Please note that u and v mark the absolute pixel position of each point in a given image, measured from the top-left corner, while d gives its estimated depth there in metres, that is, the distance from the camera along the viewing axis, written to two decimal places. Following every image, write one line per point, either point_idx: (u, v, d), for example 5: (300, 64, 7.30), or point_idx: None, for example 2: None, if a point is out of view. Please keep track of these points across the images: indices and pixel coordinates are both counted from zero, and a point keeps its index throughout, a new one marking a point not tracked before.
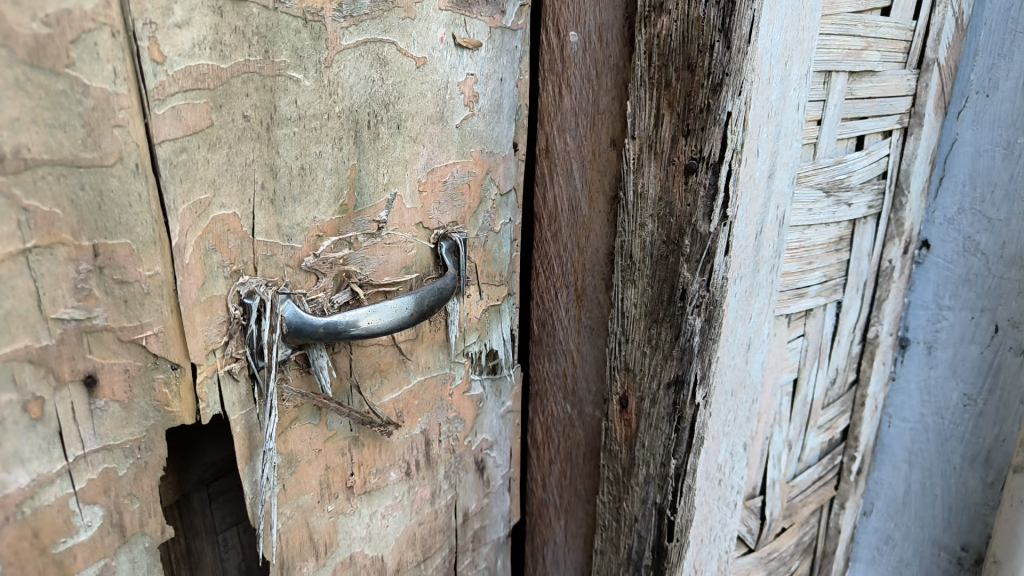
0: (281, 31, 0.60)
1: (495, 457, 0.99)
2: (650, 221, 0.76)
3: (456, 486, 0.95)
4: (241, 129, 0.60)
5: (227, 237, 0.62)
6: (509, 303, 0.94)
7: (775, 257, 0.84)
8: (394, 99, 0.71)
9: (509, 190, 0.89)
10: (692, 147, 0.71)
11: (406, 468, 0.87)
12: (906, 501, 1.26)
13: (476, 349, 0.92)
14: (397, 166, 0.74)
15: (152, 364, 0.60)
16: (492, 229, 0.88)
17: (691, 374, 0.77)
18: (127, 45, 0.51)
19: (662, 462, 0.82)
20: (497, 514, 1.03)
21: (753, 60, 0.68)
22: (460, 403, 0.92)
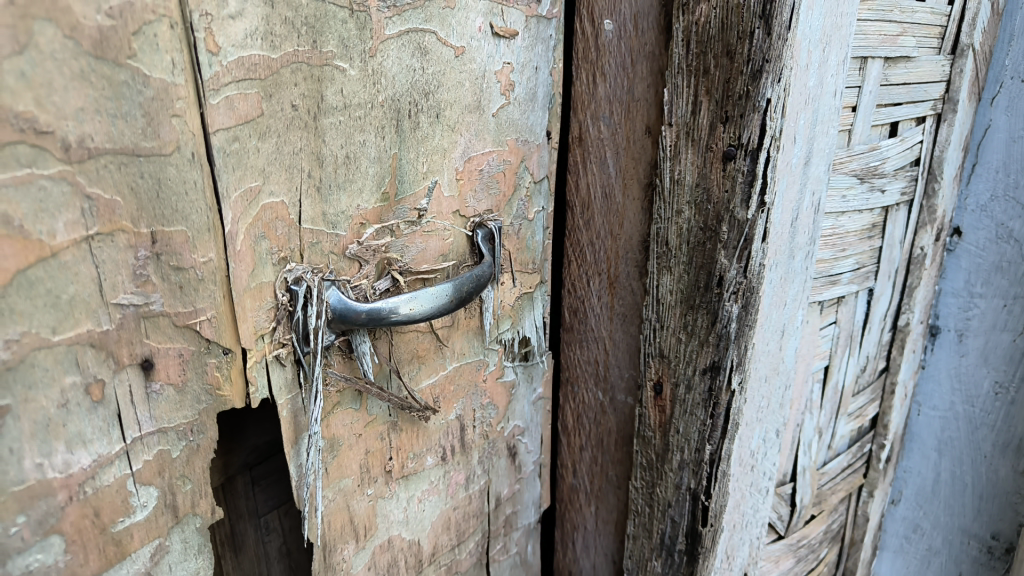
0: (328, 22, 0.61)
1: (527, 444, 1.01)
2: (687, 208, 0.77)
3: (490, 472, 0.96)
4: (290, 118, 0.61)
5: (275, 224, 0.63)
6: (542, 291, 0.95)
7: (810, 244, 0.84)
8: (434, 88, 0.72)
9: (542, 178, 0.89)
10: (730, 134, 0.71)
11: (442, 453, 0.88)
12: (935, 490, 1.26)
13: (509, 336, 0.93)
14: (436, 154, 0.75)
15: (205, 348, 0.61)
16: (526, 217, 0.89)
17: (727, 360, 0.78)
18: (185, 36, 0.53)
19: (696, 448, 0.83)
20: (529, 499, 1.04)
21: (792, 46, 0.68)
22: (494, 389, 0.93)
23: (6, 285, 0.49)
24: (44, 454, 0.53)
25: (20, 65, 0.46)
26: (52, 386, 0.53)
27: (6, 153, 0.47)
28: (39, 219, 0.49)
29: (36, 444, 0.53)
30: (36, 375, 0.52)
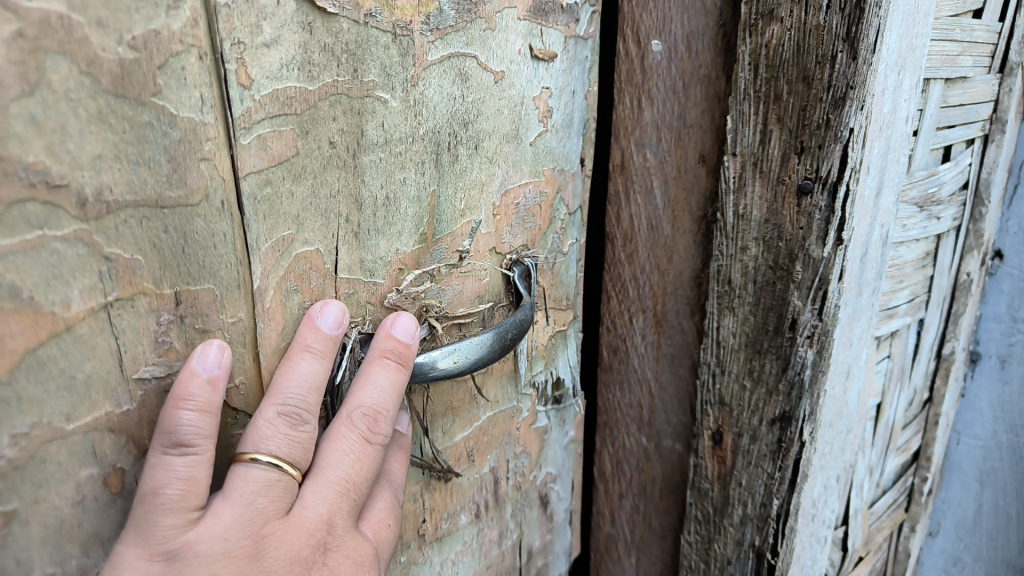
0: (370, 48, 0.54)
1: (559, 491, 0.92)
2: (754, 244, 0.70)
3: (524, 524, 0.87)
4: (327, 156, 0.53)
5: (309, 276, 0.54)
6: (574, 328, 0.87)
7: (877, 278, 0.77)
8: (474, 117, 0.63)
9: (577, 209, 0.81)
10: (806, 166, 0.65)
11: (474, 509, 0.79)
12: (977, 522, 1.21)
13: (543, 377, 0.84)
14: (473, 189, 0.65)
15: (231, 419, 0.53)
16: (561, 251, 0.80)
17: (800, 410, 0.71)
18: (216, 69, 0.45)
19: (761, 503, 0.76)
20: (560, 550, 0.95)
21: (874, 71, 0.62)
22: (527, 437, 0.84)
23: (12, 369, 0.42)
24: (57, 561, 0.46)
25: (30, 108, 0.39)
26: (65, 481, 0.45)
27: (13, 213, 0.40)
28: (50, 288, 0.42)
29: (47, 551, 0.46)
30: (48, 472, 0.44)
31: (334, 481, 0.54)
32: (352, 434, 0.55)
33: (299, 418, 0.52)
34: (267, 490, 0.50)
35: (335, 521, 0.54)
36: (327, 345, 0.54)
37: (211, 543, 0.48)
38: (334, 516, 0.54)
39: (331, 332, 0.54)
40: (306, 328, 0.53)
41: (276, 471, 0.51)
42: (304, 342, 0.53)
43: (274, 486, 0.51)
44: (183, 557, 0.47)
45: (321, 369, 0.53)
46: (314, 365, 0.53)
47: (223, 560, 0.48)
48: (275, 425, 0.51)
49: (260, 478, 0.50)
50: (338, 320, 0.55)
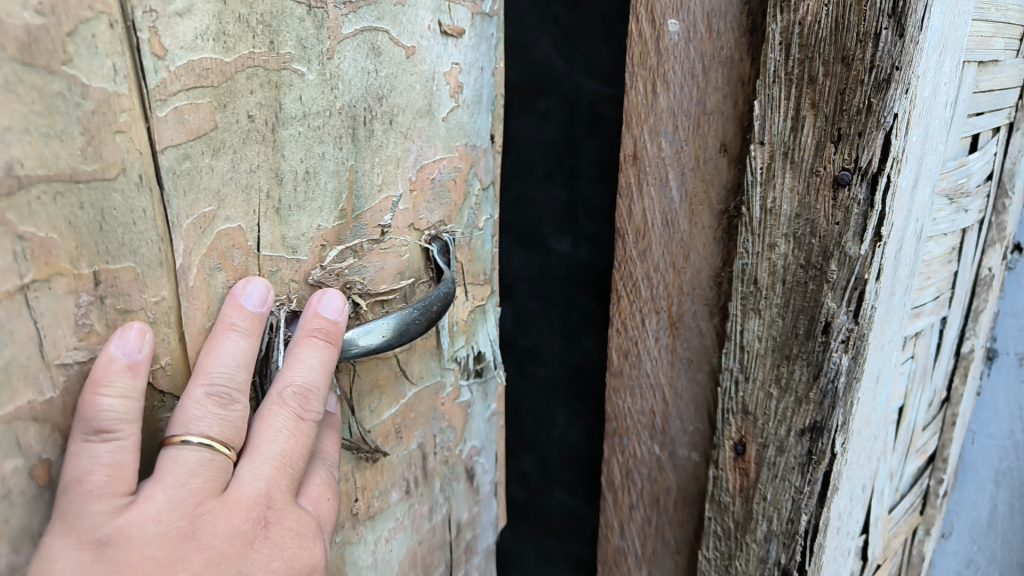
0: (284, 19, 0.49)
1: (484, 464, 0.84)
2: (784, 240, 0.65)
3: (451, 497, 0.79)
4: (246, 131, 0.49)
5: (233, 254, 0.50)
6: (492, 301, 0.80)
7: (910, 277, 0.72)
8: (387, 92, 0.57)
9: (489, 184, 0.75)
10: (844, 155, 0.59)
11: (406, 486, 0.71)
12: (992, 523, 1.17)
13: (463, 353, 0.77)
14: (390, 164, 0.59)
15: (158, 402, 0.49)
16: (476, 227, 0.74)
17: (833, 421, 0.66)
18: (127, 38, 0.41)
19: (788, 518, 0.71)
20: (487, 521, 0.87)
21: (919, 50, 0.56)
22: (450, 412, 0.77)
23: None
24: None
25: None
26: None
27: None
28: None
29: None
30: None
31: (269, 457, 0.50)
32: (284, 411, 0.50)
33: (228, 397, 0.48)
34: (200, 470, 0.46)
35: (275, 496, 0.50)
36: (253, 323, 0.50)
37: (144, 526, 0.44)
38: (273, 491, 0.50)
39: (257, 311, 0.50)
40: (230, 306, 0.50)
41: (209, 451, 0.47)
42: (228, 321, 0.49)
43: (208, 466, 0.47)
44: (115, 542, 0.44)
45: (248, 347, 0.49)
46: (240, 344, 0.49)
47: (159, 543, 0.45)
48: (202, 404, 0.47)
49: (192, 459, 0.46)
50: (263, 298, 0.51)
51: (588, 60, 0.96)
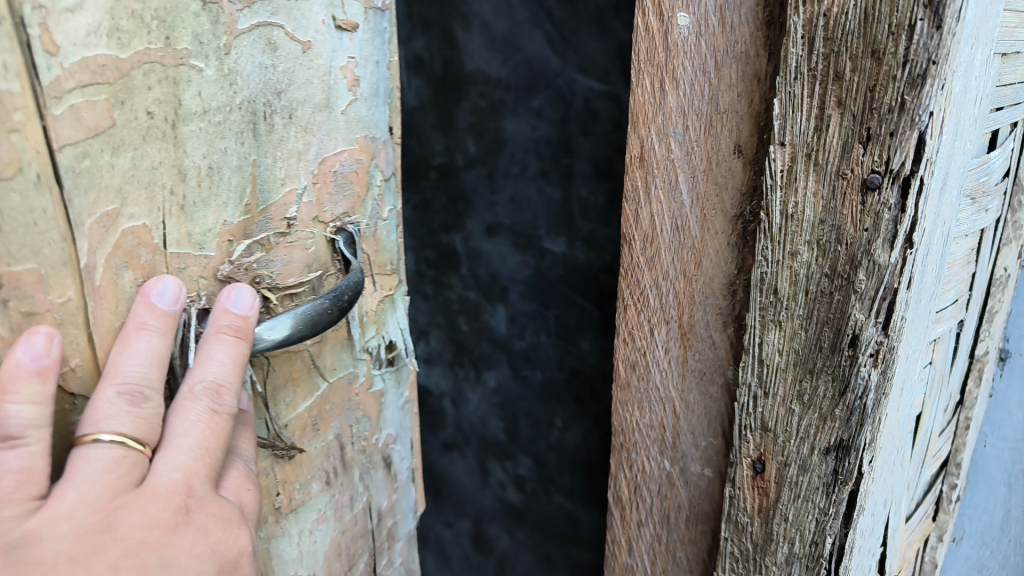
0: (179, 14, 0.48)
1: (401, 451, 0.78)
2: (806, 248, 0.60)
3: (370, 485, 0.74)
4: (147, 127, 0.48)
5: (139, 252, 0.49)
6: (402, 291, 0.75)
7: (935, 283, 0.68)
8: (286, 86, 0.56)
9: (391, 175, 0.70)
10: (875, 157, 0.55)
11: (326, 477, 0.68)
12: (1004, 528, 1.13)
13: (374, 344, 0.72)
14: (291, 158, 0.57)
15: (70, 404, 0.48)
16: (380, 217, 0.69)
17: (860, 439, 0.62)
18: (16, 34, 0.40)
19: (812, 541, 0.67)
20: (406, 507, 0.81)
21: (955, 43, 0.52)
22: (364, 403, 0.72)
23: None
24: None
25: None
26: None
27: None
28: None
29: None
30: None
31: (186, 448, 0.48)
32: (198, 404, 0.49)
33: (141, 395, 0.47)
34: (113, 466, 0.45)
35: (195, 486, 0.48)
36: (165, 321, 0.49)
37: (55, 524, 0.43)
38: (193, 481, 0.48)
39: (170, 309, 0.50)
40: (140, 305, 0.49)
41: (122, 448, 0.46)
42: (138, 319, 0.48)
43: (121, 462, 0.45)
44: (24, 545, 0.42)
45: (162, 345, 0.49)
46: (152, 342, 0.48)
47: (71, 539, 0.43)
48: (113, 402, 0.46)
49: (104, 457, 0.45)
50: (175, 295, 0.50)
51: (582, 57, 0.93)
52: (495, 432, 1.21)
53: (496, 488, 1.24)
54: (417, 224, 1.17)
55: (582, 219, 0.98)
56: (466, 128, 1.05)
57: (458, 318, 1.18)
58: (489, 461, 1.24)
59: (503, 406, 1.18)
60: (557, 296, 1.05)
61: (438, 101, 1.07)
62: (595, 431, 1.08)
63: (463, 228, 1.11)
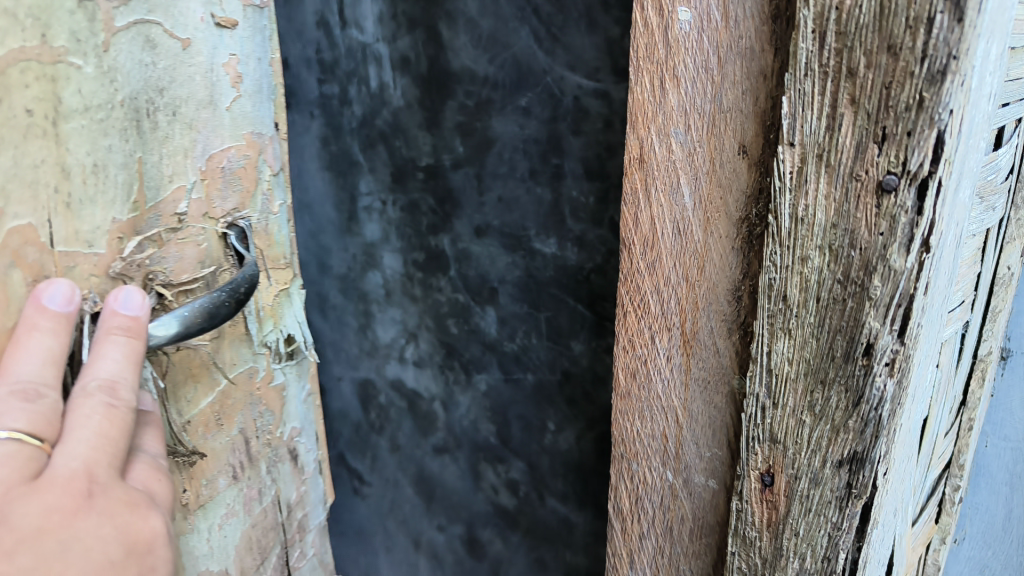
0: (54, 14, 0.53)
1: (305, 443, 0.87)
2: (817, 253, 0.58)
3: (278, 478, 0.83)
4: (26, 126, 0.53)
5: (27, 250, 0.54)
6: (297, 284, 0.83)
7: (948, 286, 0.65)
8: (167, 83, 0.64)
9: (279, 171, 0.78)
10: (891, 157, 0.53)
11: (233, 471, 0.76)
12: (1006, 528, 1.10)
13: (274, 338, 0.80)
14: (178, 155, 0.65)
15: None
16: (270, 212, 0.77)
17: (876, 452, 0.59)
18: None
19: (824, 556, 0.65)
20: (316, 499, 0.91)
21: (977, 36, 0.49)
22: (267, 397, 0.80)
23: None
24: None
25: None
26: None
27: None
28: None
29: None
30: None
31: (85, 439, 0.52)
32: (93, 399, 0.54)
33: (36, 392, 0.52)
34: (10, 458, 0.50)
35: (96, 474, 0.53)
36: (59, 322, 0.55)
37: None
38: (94, 469, 0.53)
39: (63, 309, 0.55)
40: (32, 310, 0.54)
41: (19, 442, 0.50)
42: (31, 322, 0.54)
43: (17, 455, 0.50)
44: None
45: (57, 344, 0.54)
46: (45, 342, 0.54)
47: None
48: (8, 399, 0.51)
49: (3, 449, 0.49)
50: (68, 297, 0.55)
51: (571, 53, 0.90)
52: (486, 435, 1.18)
53: (489, 493, 1.22)
54: (404, 226, 1.14)
55: (573, 219, 0.95)
56: (453, 128, 1.02)
57: (448, 321, 1.15)
58: (481, 464, 1.21)
59: (494, 408, 1.15)
60: (548, 297, 1.02)
61: (423, 101, 1.04)
62: (588, 434, 1.06)
63: (451, 229, 1.08)
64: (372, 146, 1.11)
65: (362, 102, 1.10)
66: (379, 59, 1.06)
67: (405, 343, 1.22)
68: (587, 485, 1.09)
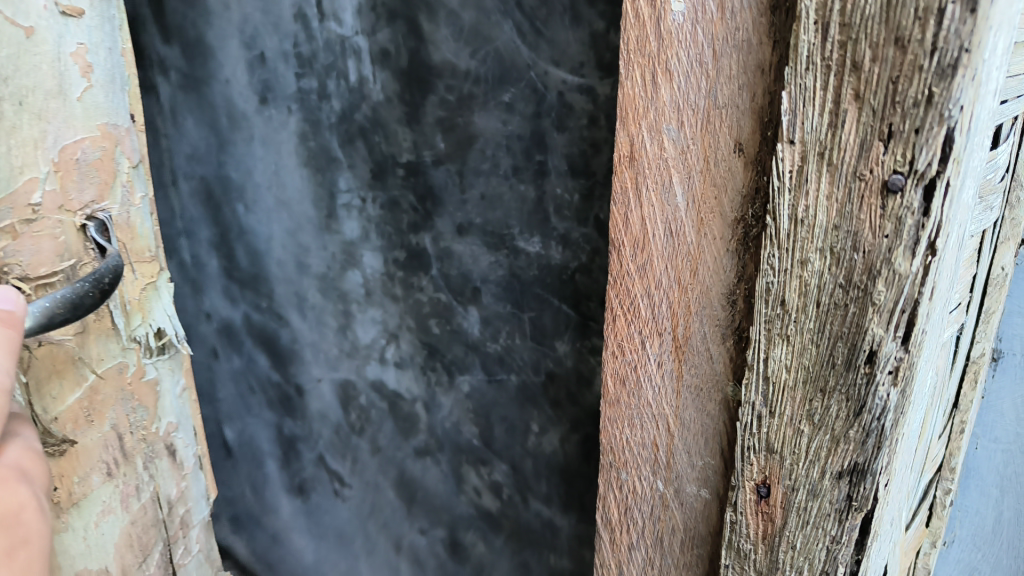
0: None
1: (184, 438, 0.86)
2: (818, 256, 0.55)
3: (157, 475, 0.83)
4: None
5: None
6: (164, 277, 0.82)
7: (951, 291, 0.62)
8: (11, 72, 0.62)
9: (139, 161, 0.77)
10: (898, 156, 0.50)
11: (108, 468, 0.76)
12: (996, 530, 1.09)
13: (143, 332, 0.79)
14: (28, 146, 0.64)
15: None
16: (133, 203, 0.76)
17: (877, 463, 0.57)
18: None
19: (822, 571, 0.62)
20: (198, 494, 0.90)
21: (989, 28, 0.47)
22: (140, 391, 0.79)
23: None
24: None
25: None
26: None
27: None
28: None
29: None
30: None
31: None
32: None
33: None
34: None
35: None
36: None
37: None
38: None
39: None
40: None
41: None
42: None
43: None
44: None
45: None
46: None
47: None
48: None
49: None
50: None
51: (555, 47, 0.86)
52: (468, 437, 1.15)
53: (471, 495, 1.19)
54: (384, 224, 1.10)
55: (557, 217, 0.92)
56: (434, 124, 0.98)
57: (429, 321, 1.12)
58: (463, 467, 1.18)
59: (476, 410, 1.12)
60: (534, 297, 0.99)
61: (404, 95, 1.00)
62: (572, 436, 1.03)
63: (432, 228, 1.04)
64: (351, 142, 1.08)
65: (340, 96, 1.06)
66: (358, 53, 1.02)
67: (385, 343, 1.19)
68: (571, 488, 1.06)
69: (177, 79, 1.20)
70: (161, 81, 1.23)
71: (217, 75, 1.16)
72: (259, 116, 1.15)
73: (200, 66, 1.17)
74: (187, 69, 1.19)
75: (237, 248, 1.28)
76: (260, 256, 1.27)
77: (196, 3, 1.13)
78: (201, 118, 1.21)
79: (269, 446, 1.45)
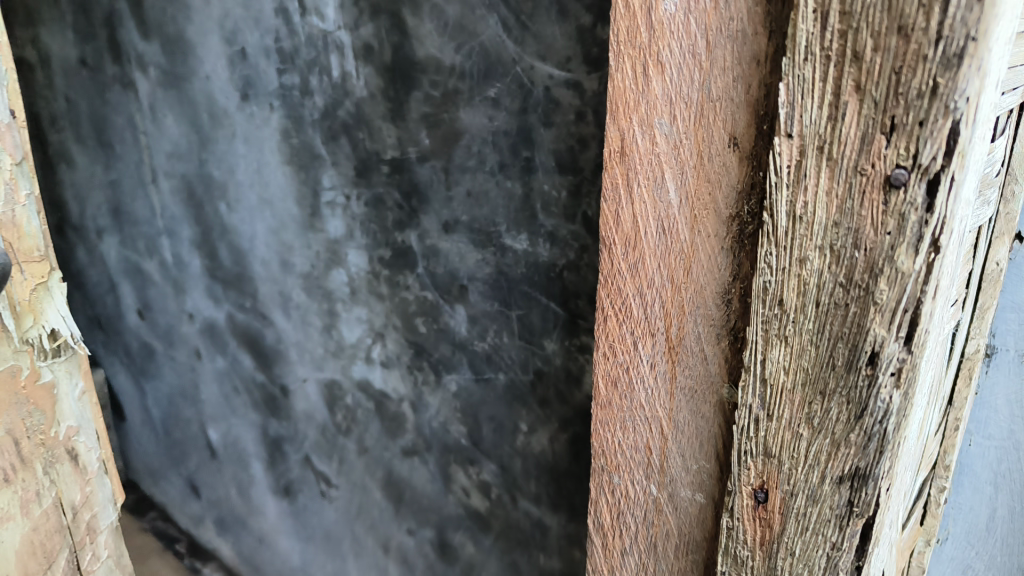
0: None
1: (87, 442, 0.82)
2: (817, 254, 0.53)
3: (58, 479, 0.79)
4: None
5: None
6: (56, 278, 0.79)
7: (953, 288, 0.60)
8: None
9: (21, 160, 0.72)
10: (901, 150, 0.48)
11: (3, 475, 0.73)
12: (990, 528, 1.08)
13: (37, 335, 0.76)
14: None
15: None
16: (17, 203, 0.72)
17: (879, 467, 0.55)
18: None
19: None
20: (104, 498, 0.85)
21: (996, 14, 0.45)
22: (34, 394, 0.76)
23: None
24: None
25: None
26: None
27: None
28: None
29: None
30: None
31: None
32: None
33: None
34: None
35: None
36: None
37: None
38: None
39: None
40: None
41: None
42: None
43: None
44: None
45: None
46: None
47: None
48: None
49: None
50: None
51: (541, 42, 0.83)
52: (456, 436, 1.12)
53: (460, 496, 1.16)
54: (369, 222, 1.08)
55: (544, 214, 0.89)
56: (419, 120, 0.95)
57: (415, 320, 1.09)
58: (451, 467, 1.15)
59: (463, 410, 1.09)
60: (522, 296, 0.96)
61: (387, 91, 0.97)
62: (561, 436, 0.99)
63: (418, 225, 1.02)
64: (335, 138, 1.06)
65: (323, 92, 1.05)
66: (341, 48, 0.99)
67: (371, 342, 1.18)
68: (561, 488, 1.02)
69: (156, 74, 1.35)
70: (139, 77, 1.40)
71: (197, 72, 1.25)
72: (241, 112, 1.19)
73: (181, 63, 1.27)
74: (168, 67, 1.31)
75: (220, 246, 1.40)
76: (244, 253, 1.34)
77: (178, 4, 1.22)
78: (182, 115, 1.32)
79: (255, 447, 1.56)
